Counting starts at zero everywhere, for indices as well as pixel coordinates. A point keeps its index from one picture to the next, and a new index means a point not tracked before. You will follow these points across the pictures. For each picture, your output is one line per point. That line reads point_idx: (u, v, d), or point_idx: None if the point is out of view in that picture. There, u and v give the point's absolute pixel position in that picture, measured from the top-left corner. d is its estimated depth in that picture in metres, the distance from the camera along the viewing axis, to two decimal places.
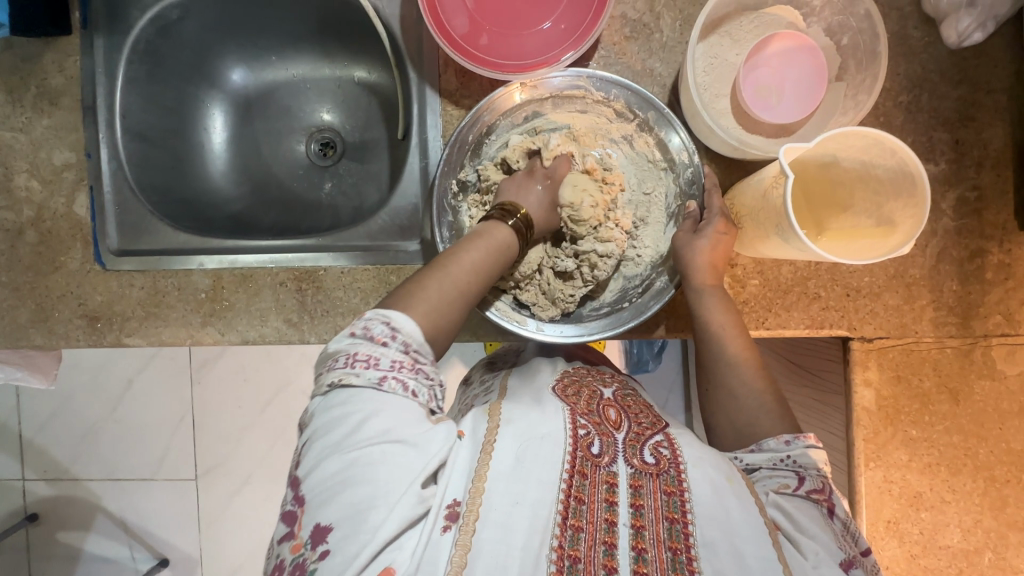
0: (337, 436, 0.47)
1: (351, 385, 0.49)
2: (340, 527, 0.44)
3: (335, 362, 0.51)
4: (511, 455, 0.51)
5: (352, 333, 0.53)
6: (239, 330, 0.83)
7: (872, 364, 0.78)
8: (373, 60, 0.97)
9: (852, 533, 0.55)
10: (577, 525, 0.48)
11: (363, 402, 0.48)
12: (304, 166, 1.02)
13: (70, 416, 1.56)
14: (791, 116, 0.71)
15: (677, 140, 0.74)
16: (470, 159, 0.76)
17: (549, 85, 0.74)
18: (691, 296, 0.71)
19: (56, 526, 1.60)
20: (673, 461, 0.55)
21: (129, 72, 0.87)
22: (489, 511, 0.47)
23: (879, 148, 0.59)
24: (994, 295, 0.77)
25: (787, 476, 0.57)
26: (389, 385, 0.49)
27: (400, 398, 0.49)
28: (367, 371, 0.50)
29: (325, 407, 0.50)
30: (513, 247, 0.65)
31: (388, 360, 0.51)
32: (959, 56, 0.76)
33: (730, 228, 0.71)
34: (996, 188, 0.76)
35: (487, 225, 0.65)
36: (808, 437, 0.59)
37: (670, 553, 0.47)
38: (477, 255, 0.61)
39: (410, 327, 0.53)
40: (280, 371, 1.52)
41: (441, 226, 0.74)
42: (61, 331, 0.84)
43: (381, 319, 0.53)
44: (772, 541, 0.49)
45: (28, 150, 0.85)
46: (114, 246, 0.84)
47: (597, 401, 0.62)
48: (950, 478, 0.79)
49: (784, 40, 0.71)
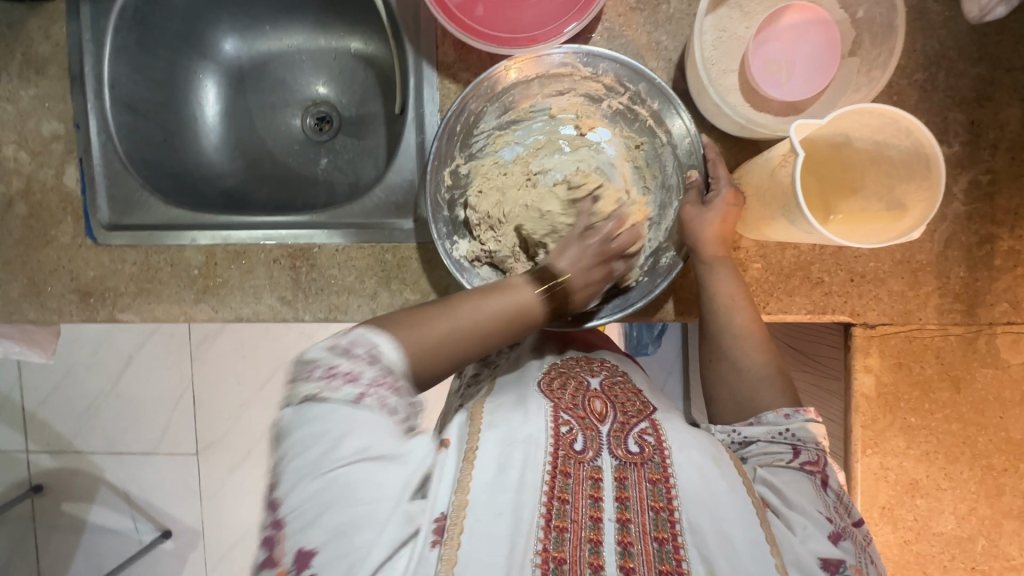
0: (312, 454, 0.42)
1: (327, 400, 0.44)
2: (329, 550, 0.40)
3: (311, 373, 0.46)
4: (492, 462, 0.50)
5: (331, 346, 0.47)
6: (233, 307, 0.82)
7: (873, 351, 0.77)
8: (369, 31, 0.94)
9: (845, 504, 0.54)
10: (560, 527, 0.47)
11: (339, 419, 0.43)
12: (299, 142, 1.00)
13: (72, 390, 1.57)
14: (801, 94, 0.69)
15: (675, 119, 0.71)
16: (461, 149, 0.74)
17: (537, 64, 0.71)
18: (700, 269, 0.70)
19: (60, 497, 1.62)
20: (657, 449, 0.54)
21: (117, 41, 0.84)
22: (474, 522, 0.46)
23: (892, 129, 0.57)
24: (1002, 282, 0.76)
25: (782, 450, 0.57)
26: (368, 403, 0.45)
27: (381, 414, 0.45)
28: (344, 388, 0.45)
29: (298, 421, 0.44)
30: (536, 311, 0.62)
31: (367, 376, 0.46)
32: (980, 32, 0.72)
33: (738, 200, 0.69)
34: (1010, 172, 0.74)
35: (510, 287, 0.62)
36: (808, 411, 0.58)
37: (656, 544, 0.47)
38: (491, 308, 0.58)
39: (391, 350, 0.49)
40: (279, 348, 1.52)
41: (438, 222, 0.73)
42: (53, 306, 0.83)
43: (366, 341, 0.48)
44: (761, 526, 0.49)
45: (15, 121, 0.83)
46: (106, 220, 0.82)
47: (583, 394, 0.60)
48: (947, 465, 0.78)
49: (796, 13, 0.68)
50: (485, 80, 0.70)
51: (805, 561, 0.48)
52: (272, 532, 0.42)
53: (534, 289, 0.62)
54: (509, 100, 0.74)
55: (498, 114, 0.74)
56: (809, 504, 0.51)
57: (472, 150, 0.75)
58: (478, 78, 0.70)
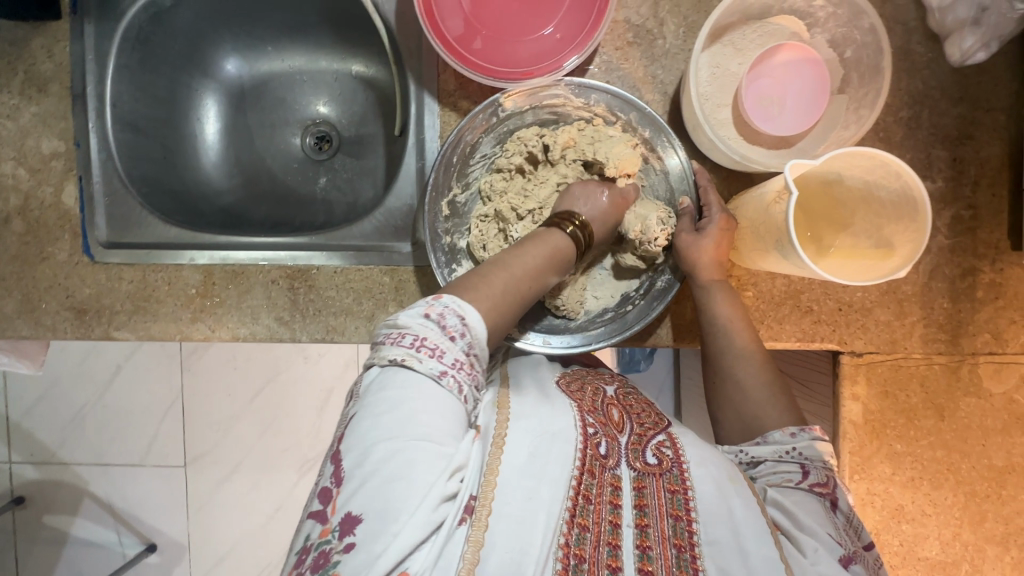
0: (388, 418, 0.46)
1: (412, 368, 0.48)
2: (372, 516, 0.42)
3: (400, 339, 0.50)
4: (525, 449, 0.52)
5: (426, 314, 0.51)
6: (230, 327, 0.82)
7: (861, 379, 0.79)
8: (370, 55, 0.95)
9: (855, 528, 0.56)
10: (583, 525, 0.49)
11: (421, 390, 0.48)
12: (299, 160, 1.01)
13: (58, 401, 1.55)
14: (791, 129, 0.71)
15: (675, 157, 0.73)
16: (457, 180, 0.75)
17: (531, 96, 0.73)
18: (698, 292, 0.72)
19: (42, 509, 1.59)
20: (676, 461, 0.56)
21: (121, 60, 0.84)
22: (501, 505, 0.48)
23: (883, 171, 0.59)
24: (983, 313, 0.78)
25: (792, 469, 0.58)
26: (447, 382, 0.49)
27: (455, 398, 0.49)
28: (428, 361, 0.49)
29: (378, 385, 0.49)
30: (569, 256, 0.65)
31: (451, 355, 0.50)
32: (961, 74, 0.75)
33: (730, 225, 0.71)
34: (991, 207, 0.77)
35: (548, 232, 0.65)
36: (814, 429, 0.60)
37: (675, 550, 0.49)
38: (536, 257, 0.62)
39: (479, 330, 0.53)
40: (271, 361, 1.51)
41: (436, 251, 0.74)
42: (47, 322, 0.83)
43: (455, 311, 0.52)
44: (773, 542, 0.49)
45: (15, 137, 0.83)
46: (104, 238, 0.82)
47: (601, 400, 0.64)
48: (932, 492, 0.80)
49: (789, 51, 0.70)
50: (485, 110, 0.71)
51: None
52: (331, 484, 0.45)
53: (567, 232, 0.65)
54: (503, 129, 0.75)
55: (493, 144, 0.76)
56: (819, 527, 0.53)
57: (466, 180, 0.76)
58: (478, 107, 0.71)
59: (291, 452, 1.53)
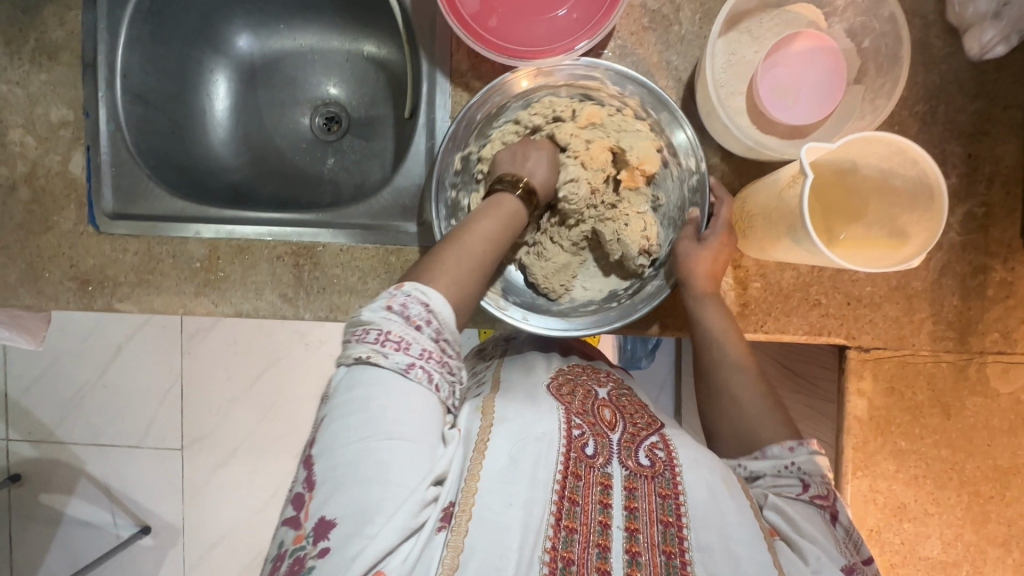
0: (359, 419, 0.47)
1: (376, 365, 0.49)
2: (346, 523, 0.43)
3: (364, 337, 0.50)
4: (504, 455, 0.52)
5: (388, 306, 0.51)
6: (233, 302, 0.82)
7: (867, 374, 0.78)
8: (382, 35, 0.95)
9: (855, 541, 0.56)
10: (571, 527, 0.50)
11: (386, 389, 0.48)
12: (307, 140, 1.00)
13: (57, 379, 1.55)
14: (806, 118, 0.70)
15: (682, 139, 0.71)
16: (476, 139, 0.74)
17: (567, 72, 0.72)
18: (691, 302, 0.71)
19: (38, 488, 1.58)
20: (669, 464, 0.56)
21: (133, 31, 0.84)
22: (483, 510, 0.48)
23: (900, 158, 0.58)
24: (993, 312, 0.77)
25: (791, 484, 0.58)
26: (416, 373, 0.49)
27: (424, 389, 0.49)
28: (394, 354, 0.49)
29: (349, 382, 0.49)
30: (523, 215, 0.66)
31: (418, 346, 0.50)
32: (979, 69, 0.75)
33: (732, 238, 0.71)
34: (1004, 206, 0.76)
35: (495, 198, 0.65)
36: (812, 443, 0.59)
37: (664, 557, 0.49)
38: (491, 224, 0.62)
39: (444, 313, 0.53)
40: (271, 346, 1.51)
41: (438, 204, 0.73)
42: (50, 292, 0.82)
43: (418, 300, 0.52)
44: (766, 547, 0.50)
45: (24, 105, 0.83)
46: (110, 209, 0.82)
47: (592, 401, 0.63)
48: (935, 491, 0.79)
49: (806, 39, 0.69)
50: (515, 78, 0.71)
51: None
52: (302, 488, 0.46)
53: (519, 194, 0.65)
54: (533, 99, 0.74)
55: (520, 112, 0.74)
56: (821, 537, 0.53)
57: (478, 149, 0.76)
58: (518, 69, 0.71)
59: (288, 438, 1.53)
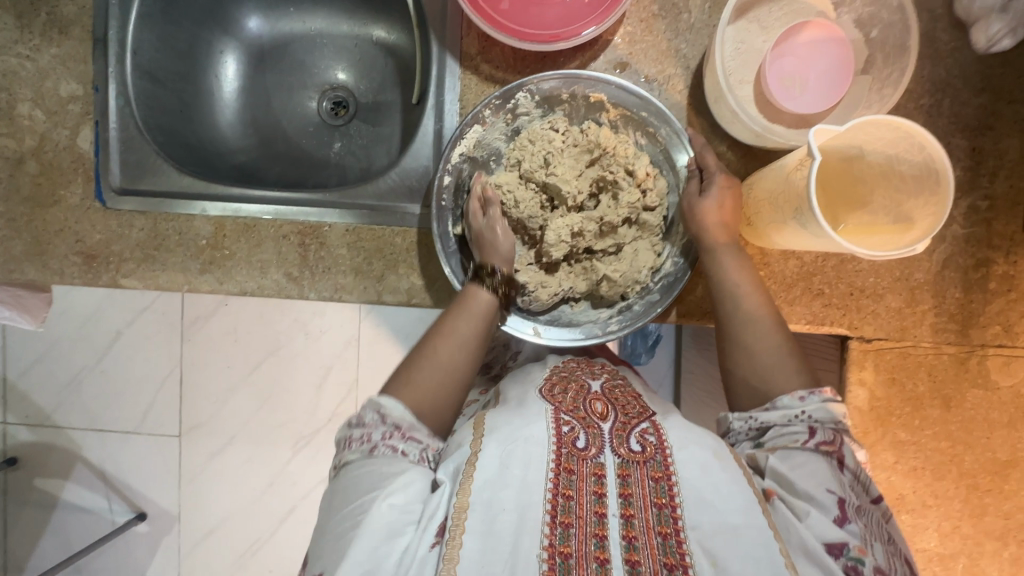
0: (344, 485, 0.55)
1: (351, 462, 0.57)
2: (329, 560, 0.49)
3: (342, 455, 0.59)
4: (494, 458, 0.53)
5: (350, 423, 0.61)
6: (238, 280, 0.82)
7: (868, 365, 0.79)
8: (392, 21, 0.95)
9: (863, 482, 0.55)
10: (566, 522, 0.50)
11: (358, 468, 0.56)
12: (314, 124, 1.00)
13: (56, 363, 1.54)
14: (814, 107, 0.70)
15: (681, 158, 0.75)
16: (538, 107, 0.76)
17: (633, 106, 0.74)
18: (704, 257, 0.71)
19: (34, 471, 1.58)
20: (659, 448, 0.56)
21: (144, 7, 0.84)
22: (474, 521, 0.49)
23: (906, 143, 0.58)
24: (995, 305, 0.78)
25: (798, 431, 0.58)
26: (382, 447, 0.57)
27: (392, 458, 0.56)
28: (363, 444, 0.57)
29: (335, 491, 0.56)
30: (495, 309, 0.70)
31: (377, 433, 0.58)
32: (985, 63, 0.75)
33: (732, 182, 0.72)
34: (1008, 199, 0.76)
35: (469, 292, 0.70)
36: (823, 391, 0.60)
37: (661, 538, 0.49)
38: (465, 325, 0.67)
39: (398, 411, 0.60)
40: (272, 333, 1.51)
41: (469, 128, 0.74)
42: (56, 267, 0.83)
43: (373, 407, 0.60)
44: (761, 510, 0.51)
45: (33, 78, 0.83)
46: (117, 184, 0.82)
47: (584, 396, 0.62)
48: (934, 483, 0.79)
49: (815, 30, 0.70)
50: (632, 95, 0.73)
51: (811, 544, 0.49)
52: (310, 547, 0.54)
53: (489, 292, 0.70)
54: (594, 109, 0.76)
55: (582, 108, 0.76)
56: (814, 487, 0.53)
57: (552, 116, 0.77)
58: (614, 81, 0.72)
59: (287, 426, 1.53)
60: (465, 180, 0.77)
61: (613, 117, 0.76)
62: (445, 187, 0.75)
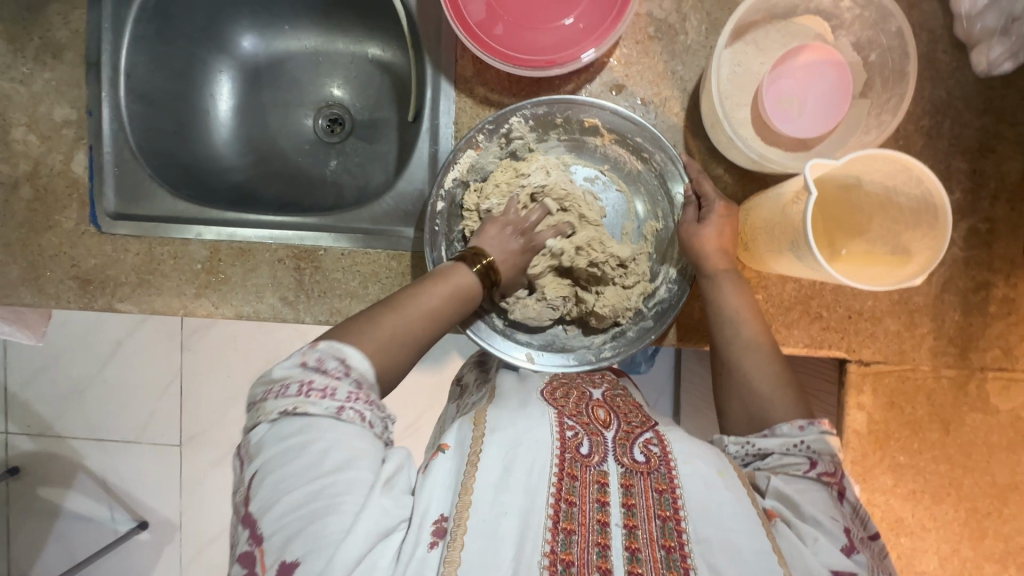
0: (297, 467, 0.43)
1: (306, 414, 0.45)
2: (306, 560, 0.40)
3: (285, 390, 0.47)
4: (496, 466, 0.51)
5: (303, 362, 0.48)
6: (234, 304, 0.82)
7: (867, 389, 0.78)
8: (388, 39, 0.95)
9: (861, 517, 0.54)
10: (569, 529, 0.48)
11: (322, 431, 0.45)
12: (310, 142, 1.00)
13: (57, 373, 1.55)
14: (812, 132, 0.70)
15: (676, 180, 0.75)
16: (534, 131, 0.76)
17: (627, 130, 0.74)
18: (705, 283, 0.71)
19: (36, 481, 1.59)
20: (663, 459, 0.54)
21: (137, 31, 0.84)
22: (476, 523, 0.46)
23: (904, 176, 0.58)
24: (994, 328, 0.77)
25: (799, 461, 0.56)
26: (348, 416, 0.46)
27: (360, 428, 0.46)
28: (323, 402, 0.46)
29: (271, 436, 0.45)
30: (474, 294, 0.65)
31: (343, 392, 0.47)
32: (986, 85, 0.74)
33: (731, 211, 0.71)
34: (1008, 222, 0.76)
35: (454, 270, 0.65)
36: (822, 423, 0.57)
37: (664, 552, 0.47)
38: (432, 301, 0.60)
39: (361, 366, 0.50)
40: (272, 344, 1.51)
41: (461, 152, 0.72)
42: (51, 291, 0.82)
43: (334, 355, 0.49)
44: (767, 534, 0.49)
45: (27, 103, 0.82)
46: (112, 208, 0.82)
47: (585, 403, 0.63)
48: (933, 505, 0.79)
49: (813, 52, 0.69)
50: (626, 121, 0.72)
51: (814, 569, 0.48)
52: (251, 546, 0.43)
53: (475, 271, 0.65)
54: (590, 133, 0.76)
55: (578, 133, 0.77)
56: (822, 515, 0.52)
57: (547, 138, 0.78)
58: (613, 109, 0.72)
59: None
60: (458, 204, 0.77)
61: (607, 140, 0.77)
62: (438, 212, 0.74)
